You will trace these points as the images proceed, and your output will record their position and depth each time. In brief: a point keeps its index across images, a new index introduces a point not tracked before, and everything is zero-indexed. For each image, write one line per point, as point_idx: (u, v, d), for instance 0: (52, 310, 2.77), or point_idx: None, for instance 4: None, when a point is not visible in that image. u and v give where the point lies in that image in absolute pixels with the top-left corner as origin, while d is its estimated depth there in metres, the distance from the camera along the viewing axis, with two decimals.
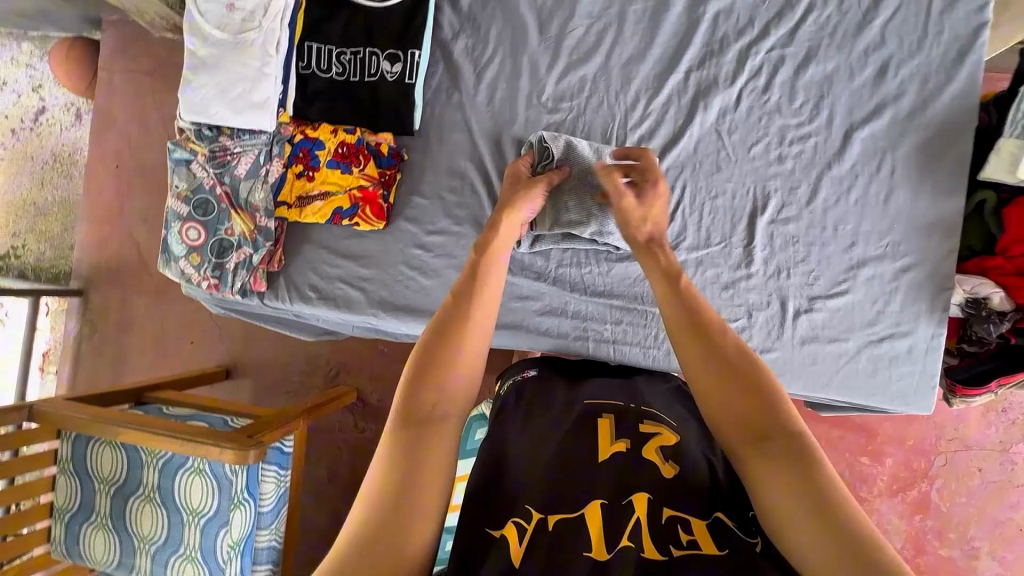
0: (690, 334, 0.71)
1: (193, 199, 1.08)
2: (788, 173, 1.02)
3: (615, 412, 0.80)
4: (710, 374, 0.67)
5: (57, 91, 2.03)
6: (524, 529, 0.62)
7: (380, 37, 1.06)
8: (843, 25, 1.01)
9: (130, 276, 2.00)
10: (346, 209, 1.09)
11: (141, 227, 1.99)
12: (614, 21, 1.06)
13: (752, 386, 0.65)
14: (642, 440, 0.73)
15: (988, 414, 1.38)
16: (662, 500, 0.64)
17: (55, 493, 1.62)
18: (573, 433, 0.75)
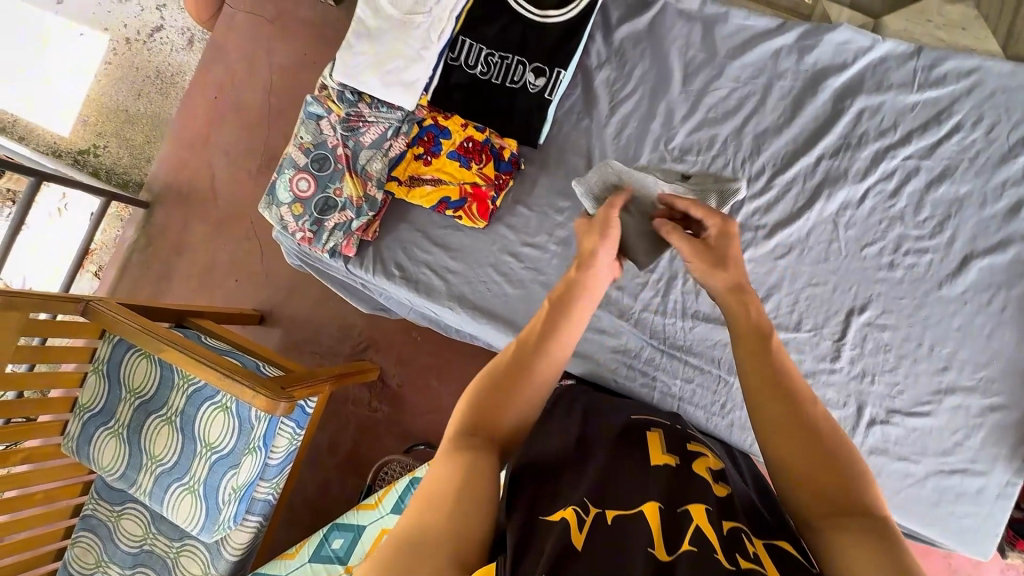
0: (772, 405, 0.67)
1: (313, 152, 1.12)
2: (896, 281, 1.01)
3: (662, 429, 0.84)
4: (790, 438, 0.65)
5: (178, 15, 2.07)
6: (581, 517, 0.61)
7: (532, 50, 1.10)
8: (986, 153, 1.01)
9: (197, 202, 2.06)
10: (454, 200, 1.11)
11: (223, 159, 2.05)
12: (758, 91, 1.08)
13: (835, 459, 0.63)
14: (691, 459, 0.76)
15: (1007, 570, 1.33)
16: (725, 514, 0.65)
17: (82, 390, 1.65)
18: (624, 439, 0.80)
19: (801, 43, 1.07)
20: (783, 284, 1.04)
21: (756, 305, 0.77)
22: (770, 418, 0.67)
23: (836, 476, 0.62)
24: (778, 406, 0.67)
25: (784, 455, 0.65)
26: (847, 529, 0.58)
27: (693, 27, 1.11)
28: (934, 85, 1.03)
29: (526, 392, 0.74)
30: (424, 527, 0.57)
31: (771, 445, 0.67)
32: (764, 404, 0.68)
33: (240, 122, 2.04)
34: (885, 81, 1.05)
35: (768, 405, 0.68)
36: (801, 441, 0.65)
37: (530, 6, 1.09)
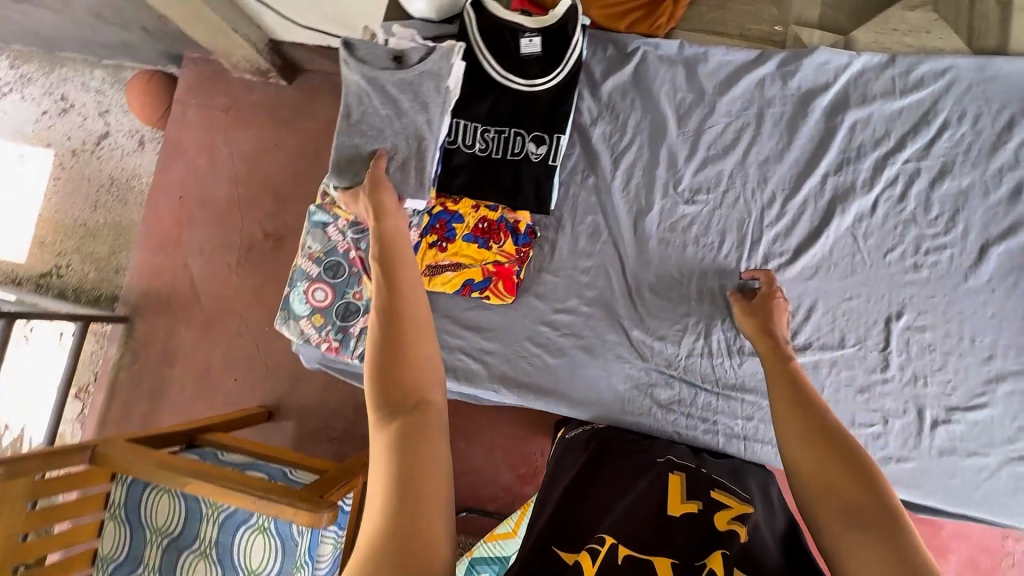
0: (788, 415, 0.75)
1: (325, 261, 1.09)
2: (924, 281, 1.03)
3: (686, 472, 0.84)
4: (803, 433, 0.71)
5: (123, 117, 1.99)
6: (597, 553, 0.65)
7: (527, 119, 1.10)
8: (977, 145, 1.05)
9: (174, 308, 1.89)
10: (478, 281, 1.09)
11: (197, 257, 1.91)
12: (752, 121, 1.11)
13: (843, 450, 0.68)
14: (714, 507, 0.75)
15: None
16: (740, 562, 0.64)
17: (99, 542, 1.45)
18: (647, 487, 0.80)
19: (782, 70, 1.11)
20: (819, 304, 1.05)
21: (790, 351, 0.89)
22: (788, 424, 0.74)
23: (841, 465, 0.66)
24: (801, 417, 0.73)
25: (795, 447, 0.71)
26: (836, 503, 0.62)
27: (676, 70, 1.13)
28: (914, 88, 1.08)
29: (418, 353, 0.66)
30: (378, 536, 0.52)
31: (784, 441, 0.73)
32: (785, 412, 0.76)
33: (209, 217, 1.90)
34: (868, 92, 1.09)
35: (787, 412, 0.76)
36: (810, 435, 0.71)
37: (516, 77, 1.09)
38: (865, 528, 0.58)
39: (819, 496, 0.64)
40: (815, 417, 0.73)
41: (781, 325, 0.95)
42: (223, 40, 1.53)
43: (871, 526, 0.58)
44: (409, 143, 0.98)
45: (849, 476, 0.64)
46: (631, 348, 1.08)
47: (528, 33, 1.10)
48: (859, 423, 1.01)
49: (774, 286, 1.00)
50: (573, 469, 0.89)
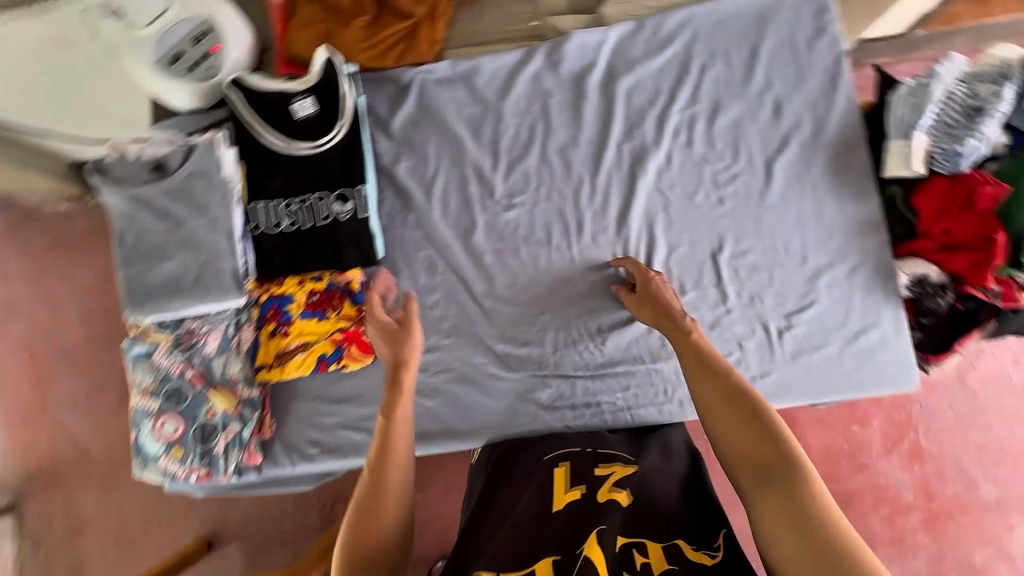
0: (696, 383, 0.78)
1: (163, 390, 1.01)
2: (732, 211, 1.12)
3: (571, 458, 0.91)
4: (714, 400, 0.75)
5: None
6: None
7: (326, 181, 1.08)
8: (734, 78, 1.15)
9: (66, 473, 1.57)
10: (331, 353, 1.06)
11: (73, 415, 1.60)
12: (540, 115, 1.15)
13: (761, 428, 0.70)
14: (597, 485, 0.84)
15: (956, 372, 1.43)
16: (624, 530, 0.78)
17: None
18: (533, 484, 0.87)
19: (550, 60, 1.15)
20: (654, 262, 1.11)
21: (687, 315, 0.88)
22: (702, 394, 0.76)
23: (763, 446, 0.69)
24: (708, 385, 0.76)
25: (719, 431, 0.73)
26: (766, 492, 0.67)
27: (456, 89, 1.15)
28: (667, 44, 1.16)
29: (383, 498, 0.73)
30: None
31: (710, 424, 0.75)
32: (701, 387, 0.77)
33: (68, 364, 1.61)
34: (631, 59, 1.16)
35: (703, 388, 0.77)
36: (728, 417, 0.73)
37: (301, 142, 1.08)
38: (794, 521, 0.64)
39: (751, 484, 0.69)
40: (728, 393, 0.74)
41: (671, 296, 0.93)
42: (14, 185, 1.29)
43: (797, 516, 0.64)
44: (200, 250, 0.92)
45: (771, 459, 0.68)
46: (501, 363, 1.09)
47: (299, 96, 1.08)
48: (720, 356, 1.08)
49: (648, 270, 0.99)
50: (476, 483, 0.96)
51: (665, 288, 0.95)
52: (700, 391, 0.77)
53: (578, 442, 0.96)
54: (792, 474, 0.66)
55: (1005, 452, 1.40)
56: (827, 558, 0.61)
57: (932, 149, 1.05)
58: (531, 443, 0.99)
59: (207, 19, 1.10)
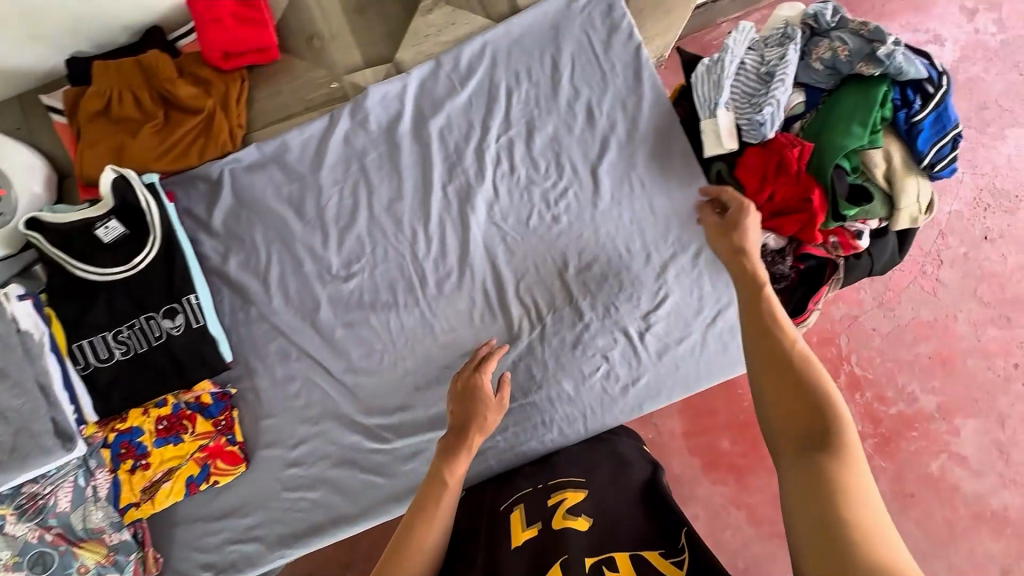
0: (760, 340, 0.75)
1: (26, 560, 0.93)
2: (568, 227, 1.11)
3: (524, 500, 0.91)
4: (777, 361, 0.72)
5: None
6: None
7: (150, 301, 1.04)
8: (541, 94, 1.15)
9: None
10: (198, 473, 1.03)
11: None
12: (359, 177, 1.12)
13: (808, 399, 0.68)
14: (550, 516, 0.84)
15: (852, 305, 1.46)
16: (590, 549, 0.77)
17: None
18: (490, 538, 0.85)
19: (355, 120, 1.13)
20: (507, 294, 1.09)
21: (754, 258, 0.86)
22: (769, 350, 0.74)
23: (806, 417, 0.67)
24: (782, 341, 0.74)
25: (768, 394, 0.72)
26: (796, 459, 0.65)
27: (268, 172, 1.12)
28: (469, 76, 1.15)
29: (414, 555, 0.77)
30: None
31: (761, 383, 0.74)
32: (759, 343, 0.75)
33: None
34: (436, 98, 1.14)
35: (759, 343, 0.75)
36: (777, 379, 0.71)
37: (115, 267, 1.03)
38: (814, 492, 0.60)
39: (786, 449, 0.67)
40: (781, 357, 0.73)
41: (751, 240, 0.89)
42: None
43: (819, 487, 0.60)
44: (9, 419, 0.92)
45: (815, 429, 0.66)
46: (375, 436, 1.07)
47: (101, 221, 1.04)
48: (588, 373, 1.07)
49: (733, 196, 0.95)
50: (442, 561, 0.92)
51: (747, 219, 0.90)
52: (762, 353, 0.74)
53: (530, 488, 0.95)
54: (832, 448, 0.63)
55: (934, 361, 1.43)
56: (839, 531, 0.56)
57: (738, 121, 1.07)
58: (487, 499, 0.98)
59: None
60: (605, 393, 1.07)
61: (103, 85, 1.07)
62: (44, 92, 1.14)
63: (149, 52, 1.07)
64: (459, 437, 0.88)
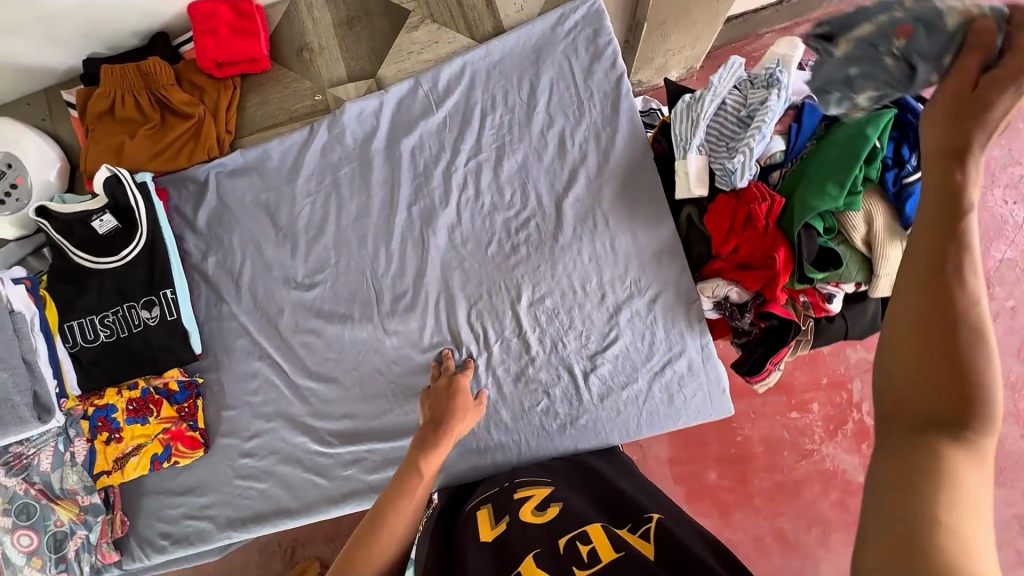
0: (912, 262, 0.42)
1: (12, 508, 1.09)
2: (526, 257, 1.11)
3: (492, 501, 0.90)
4: (919, 303, 0.41)
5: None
6: None
7: (134, 291, 1.13)
8: (514, 120, 1.14)
9: None
10: (161, 452, 1.13)
11: None
12: (332, 189, 1.16)
13: (959, 383, 0.40)
14: (521, 507, 0.85)
15: None
16: (564, 530, 0.78)
17: None
18: (456, 541, 0.84)
19: (333, 134, 1.17)
20: (460, 317, 1.11)
21: (1016, 99, 0.41)
22: (920, 286, 0.41)
23: (946, 404, 0.40)
24: (940, 280, 0.41)
25: (897, 345, 0.42)
26: (905, 467, 0.40)
27: (250, 178, 1.18)
28: (445, 97, 1.16)
29: (393, 530, 0.83)
30: None
31: (889, 320, 0.43)
32: (925, 249, 0.41)
33: None
34: (412, 118, 1.16)
35: (913, 272, 0.42)
36: (929, 332, 0.40)
37: (107, 257, 1.14)
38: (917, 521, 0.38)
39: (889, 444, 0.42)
40: (938, 306, 0.41)
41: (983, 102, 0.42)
42: None
43: (926, 518, 0.38)
44: None
45: (946, 428, 0.40)
46: (320, 440, 1.12)
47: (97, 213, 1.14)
48: (528, 407, 1.08)
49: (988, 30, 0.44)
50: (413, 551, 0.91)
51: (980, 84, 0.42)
52: (908, 282, 0.42)
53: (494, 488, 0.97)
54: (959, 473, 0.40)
55: None
56: None
57: (711, 166, 1.02)
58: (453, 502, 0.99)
59: (5, 154, 1.17)
60: (542, 429, 1.07)
61: (108, 87, 1.16)
62: (64, 88, 1.25)
63: (149, 58, 1.16)
64: (437, 436, 0.95)
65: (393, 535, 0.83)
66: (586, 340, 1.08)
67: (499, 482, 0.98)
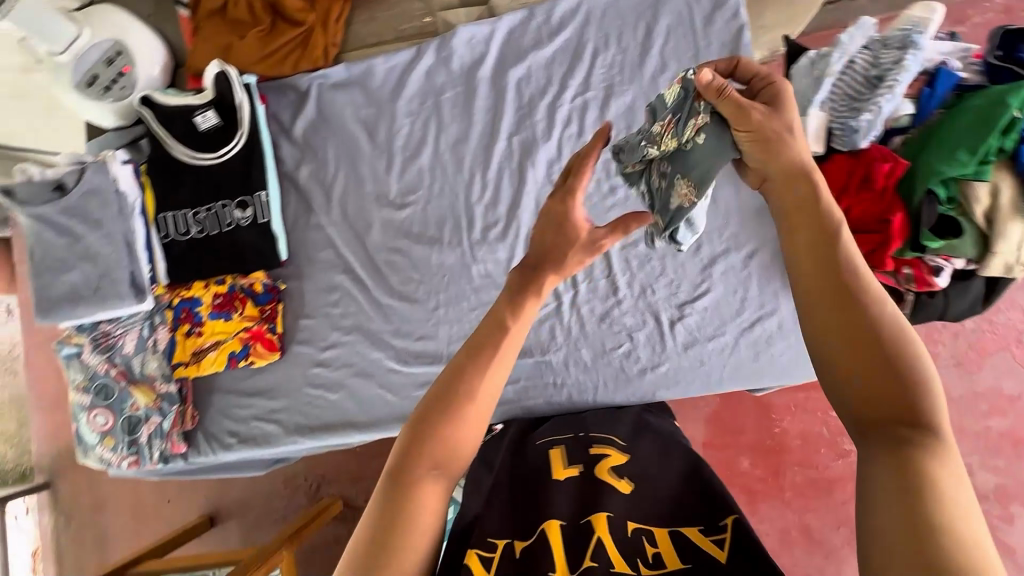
0: (817, 293, 0.54)
1: (92, 387, 1.12)
2: (624, 201, 1.10)
3: (566, 442, 0.92)
4: (836, 322, 0.52)
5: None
6: (489, 560, 0.71)
7: (227, 189, 1.14)
8: (626, 61, 1.12)
9: None
10: (239, 351, 1.14)
11: None
12: (432, 112, 1.16)
13: (887, 363, 0.50)
14: (595, 463, 0.85)
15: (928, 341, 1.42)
16: (629, 513, 0.77)
17: None
18: (533, 463, 0.88)
19: (439, 57, 1.16)
20: None
21: (801, 142, 0.58)
22: (830, 312, 0.52)
23: (888, 386, 0.49)
24: (839, 304, 0.52)
25: (830, 348, 0.52)
26: (889, 456, 0.47)
27: (351, 92, 1.18)
28: (558, 30, 1.14)
29: (479, 414, 0.59)
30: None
31: (817, 333, 0.54)
32: (810, 270, 0.55)
33: None
34: (521, 49, 1.14)
35: (819, 304, 0.53)
36: (840, 330, 0.52)
37: (204, 153, 1.14)
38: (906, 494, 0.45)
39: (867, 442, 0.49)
40: (857, 324, 0.51)
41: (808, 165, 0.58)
42: None
43: (913, 491, 0.45)
44: (98, 262, 1.00)
45: (901, 415, 0.48)
46: (396, 358, 1.13)
47: (200, 109, 1.14)
48: (610, 348, 1.07)
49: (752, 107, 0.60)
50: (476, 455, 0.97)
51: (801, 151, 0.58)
52: (822, 310, 0.53)
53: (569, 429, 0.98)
54: (926, 439, 0.47)
55: None
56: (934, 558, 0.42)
57: (831, 124, 0.99)
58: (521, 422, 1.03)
59: (116, 42, 1.16)
60: (622, 371, 1.07)
61: None
62: None
63: None
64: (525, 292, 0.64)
65: (481, 415, 0.60)
66: (676, 289, 1.07)
67: (571, 428, 0.98)
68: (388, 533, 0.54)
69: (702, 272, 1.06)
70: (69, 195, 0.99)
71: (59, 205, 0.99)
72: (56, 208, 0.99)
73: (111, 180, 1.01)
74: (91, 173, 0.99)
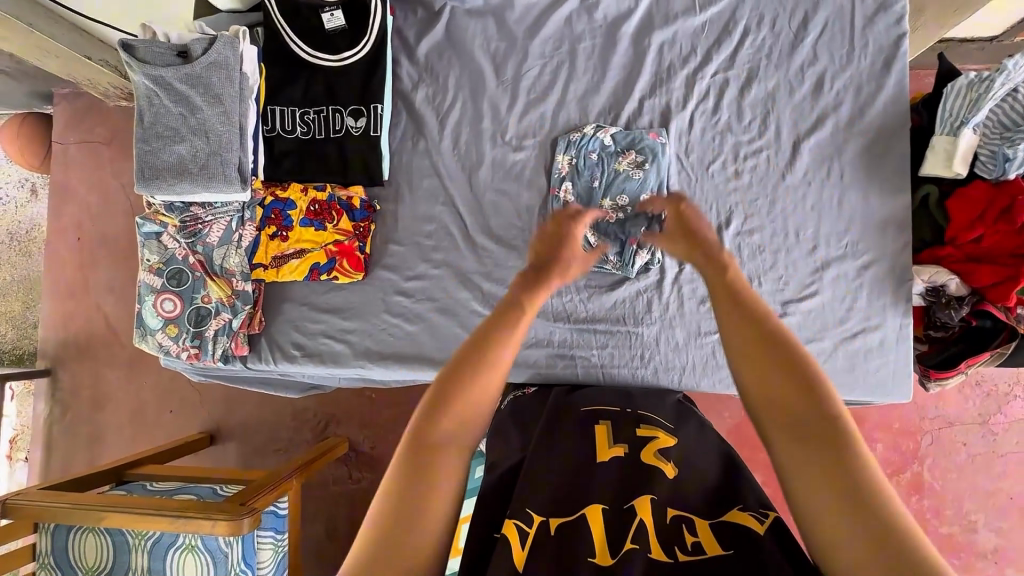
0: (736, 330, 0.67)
1: (166, 271, 1.08)
2: (746, 187, 1.07)
3: (611, 419, 0.86)
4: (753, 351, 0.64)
5: (11, 168, 1.79)
6: (524, 531, 0.63)
7: (343, 95, 1.09)
8: (777, 46, 1.08)
9: (105, 351, 1.74)
10: (323, 263, 1.10)
11: (110, 297, 1.75)
12: (566, 59, 1.12)
13: (798, 383, 0.61)
14: (640, 446, 0.77)
15: (965, 388, 1.53)
16: (674, 500, 0.67)
17: (39, 533, 1.35)
18: (575, 433, 0.82)
19: (585, 4, 1.11)
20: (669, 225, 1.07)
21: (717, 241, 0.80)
22: (748, 347, 0.65)
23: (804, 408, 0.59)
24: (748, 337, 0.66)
25: (756, 384, 0.63)
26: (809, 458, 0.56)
27: (485, 22, 1.13)
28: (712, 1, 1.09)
29: (482, 391, 0.64)
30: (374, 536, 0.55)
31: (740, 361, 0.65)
32: (732, 315, 0.68)
33: (115, 255, 1.75)
34: (670, 13, 1.10)
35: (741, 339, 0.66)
36: (756, 362, 0.64)
37: (326, 53, 1.08)
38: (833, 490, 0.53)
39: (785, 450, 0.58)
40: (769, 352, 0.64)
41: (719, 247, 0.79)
42: (81, 70, 1.30)
43: (839, 487, 0.53)
44: (210, 138, 0.98)
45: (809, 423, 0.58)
46: (483, 301, 1.10)
47: (329, 6, 1.06)
48: (704, 331, 1.05)
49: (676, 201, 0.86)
50: (521, 427, 0.91)
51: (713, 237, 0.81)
52: (745, 340, 0.65)
53: (613, 406, 0.91)
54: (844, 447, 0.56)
55: None
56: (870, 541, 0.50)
57: (979, 148, 0.97)
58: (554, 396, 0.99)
59: None
60: (712, 357, 1.05)
61: None
62: None
63: None
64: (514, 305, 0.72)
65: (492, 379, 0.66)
66: (783, 284, 1.04)
67: (618, 401, 0.94)
68: (413, 497, 0.57)
69: (814, 271, 1.04)
70: (193, 64, 0.95)
71: (179, 72, 0.95)
72: (176, 75, 0.95)
73: (237, 58, 0.97)
74: (217, 46, 0.95)
